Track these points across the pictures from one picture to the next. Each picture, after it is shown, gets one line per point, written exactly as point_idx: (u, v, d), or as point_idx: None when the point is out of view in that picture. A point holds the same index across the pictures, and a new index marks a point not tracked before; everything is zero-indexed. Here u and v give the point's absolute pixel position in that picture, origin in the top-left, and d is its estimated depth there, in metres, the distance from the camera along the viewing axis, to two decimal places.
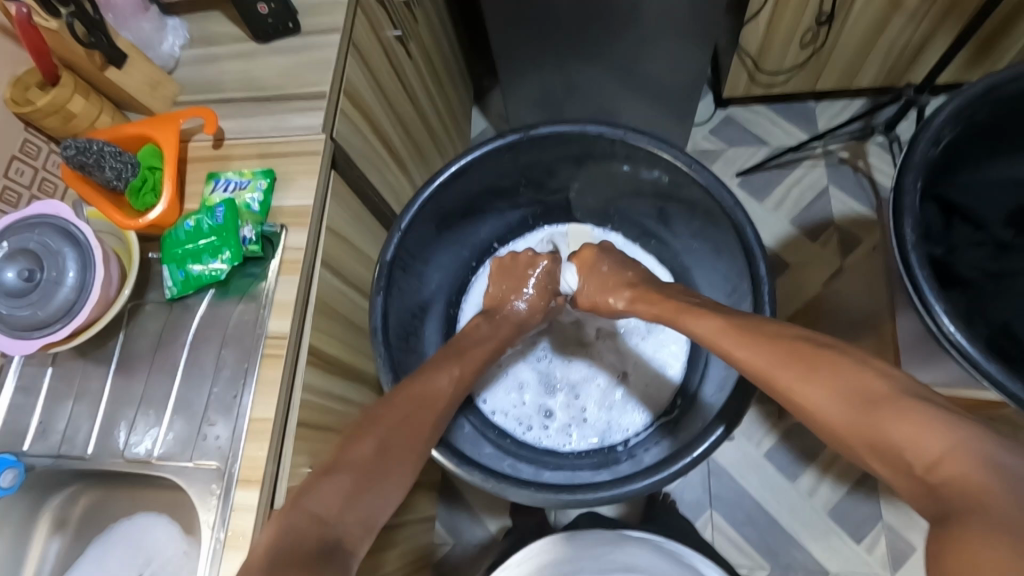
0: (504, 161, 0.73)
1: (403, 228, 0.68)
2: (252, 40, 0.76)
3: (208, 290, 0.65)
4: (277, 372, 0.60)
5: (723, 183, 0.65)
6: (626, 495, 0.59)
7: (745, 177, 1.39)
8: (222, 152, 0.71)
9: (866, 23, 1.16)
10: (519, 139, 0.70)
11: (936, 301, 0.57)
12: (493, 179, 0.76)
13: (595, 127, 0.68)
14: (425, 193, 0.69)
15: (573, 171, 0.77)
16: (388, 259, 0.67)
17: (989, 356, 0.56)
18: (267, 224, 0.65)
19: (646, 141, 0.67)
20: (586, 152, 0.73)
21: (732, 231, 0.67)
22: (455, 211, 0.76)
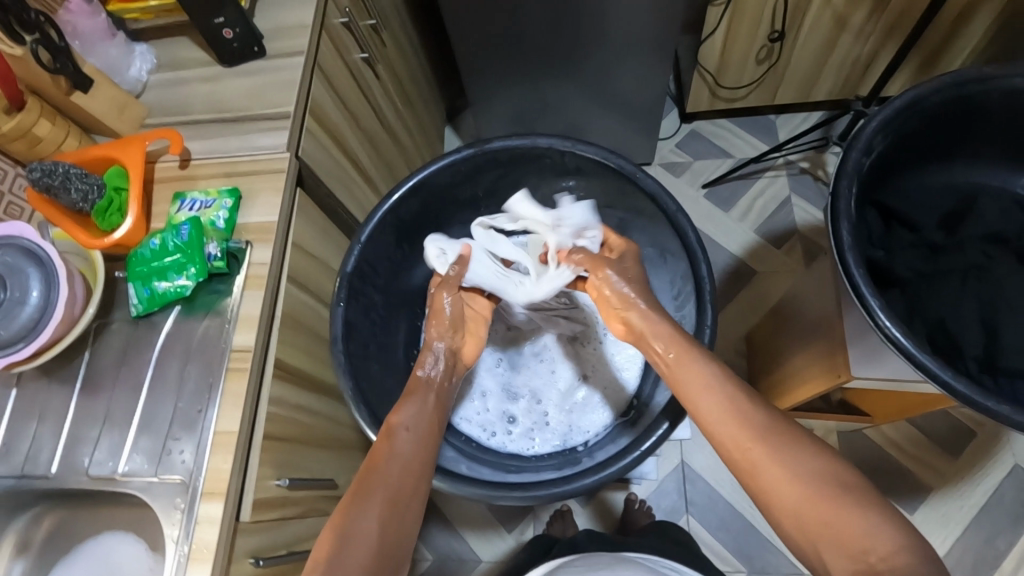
0: (463, 176, 0.76)
1: (363, 241, 0.71)
2: (217, 64, 0.79)
3: (174, 306, 0.66)
4: (242, 385, 0.60)
5: (666, 190, 0.69)
6: (576, 490, 0.62)
7: (711, 189, 1.44)
8: (189, 172, 0.72)
9: (816, 40, 1.22)
10: (475, 153, 0.73)
11: (875, 300, 0.60)
12: (453, 194, 0.79)
13: (545, 140, 0.72)
14: (384, 207, 0.71)
15: (532, 184, 0.81)
16: (349, 271, 0.70)
17: (924, 350, 0.58)
18: (233, 240, 0.67)
19: (594, 152, 0.71)
20: (541, 166, 0.77)
21: (677, 237, 0.71)
22: (417, 224, 0.79)
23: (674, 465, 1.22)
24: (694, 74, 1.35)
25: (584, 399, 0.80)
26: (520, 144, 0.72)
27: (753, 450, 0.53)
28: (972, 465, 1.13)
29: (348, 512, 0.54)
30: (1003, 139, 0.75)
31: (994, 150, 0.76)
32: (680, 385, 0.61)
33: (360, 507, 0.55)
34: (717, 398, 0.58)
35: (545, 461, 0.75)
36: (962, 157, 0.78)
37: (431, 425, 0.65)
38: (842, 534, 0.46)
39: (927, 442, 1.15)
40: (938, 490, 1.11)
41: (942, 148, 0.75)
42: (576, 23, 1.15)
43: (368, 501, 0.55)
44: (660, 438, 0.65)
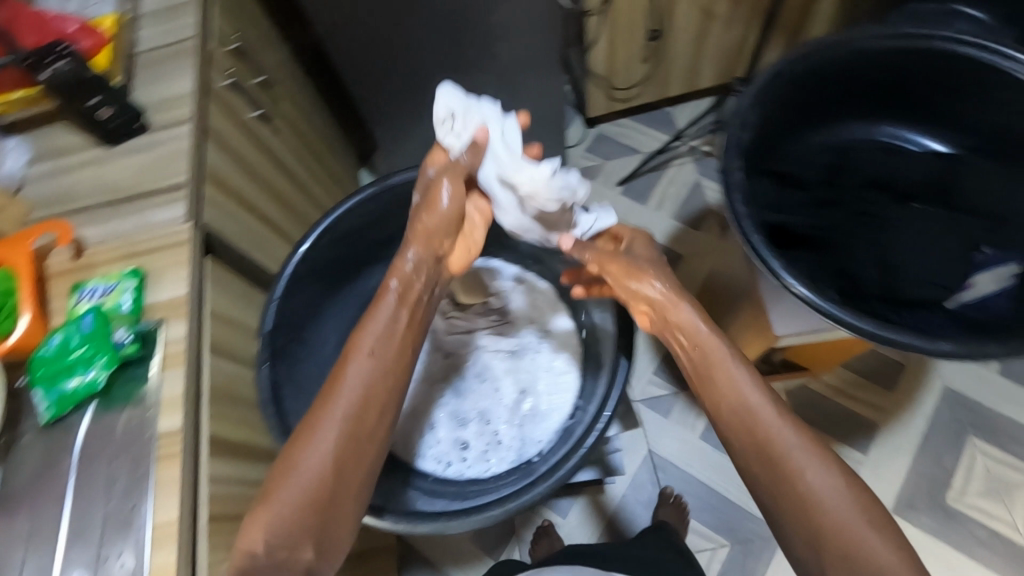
0: (370, 215, 0.76)
1: (278, 297, 0.69)
2: (99, 145, 0.76)
3: (89, 403, 0.62)
4: (177, 470, 0.58)
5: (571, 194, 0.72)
6: (533, 498, 0.65)
7: (626, 185, 1.49)
8: (84, 260, 0.69)
9: (690, 33, 1.30)
10: (378, 190, 0.74)
11: (779, 263, 0.64)
12: (364, 234, 0.78)
13: (445, 166, 0.72)
14: (292, 262, 0.69)
15: None
16: (269, 329, 0.68)
17: (833, 300, 0.63)
18: (142, 322, 0.64)
19: (494, 169, 0.72)
20: None
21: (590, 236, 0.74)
22: (332, 270, 0.77)
23: (643, 456, 1.24)
24: (587, 81, 1.42)
25: (531, 410, 0.81)
26: (419, 173, 0.72)
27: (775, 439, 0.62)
28: (908, 396, 1.20)
29: (297, 446, 0.61)
30: (858, 93, 0.82)
31: (854, 104, 0.84)
32: (709, 386, 0.66)
33: (320, 435, 0.61)
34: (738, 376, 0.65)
35: (504, 479, 0.75)
36: (831, 115, 0.85)
37: (377, 381, 0.64)
38: (858, 554, 0.56)
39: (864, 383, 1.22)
40: (884, 425, 1.18)
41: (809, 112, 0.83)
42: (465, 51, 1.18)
43: (317, 436, 0.61)
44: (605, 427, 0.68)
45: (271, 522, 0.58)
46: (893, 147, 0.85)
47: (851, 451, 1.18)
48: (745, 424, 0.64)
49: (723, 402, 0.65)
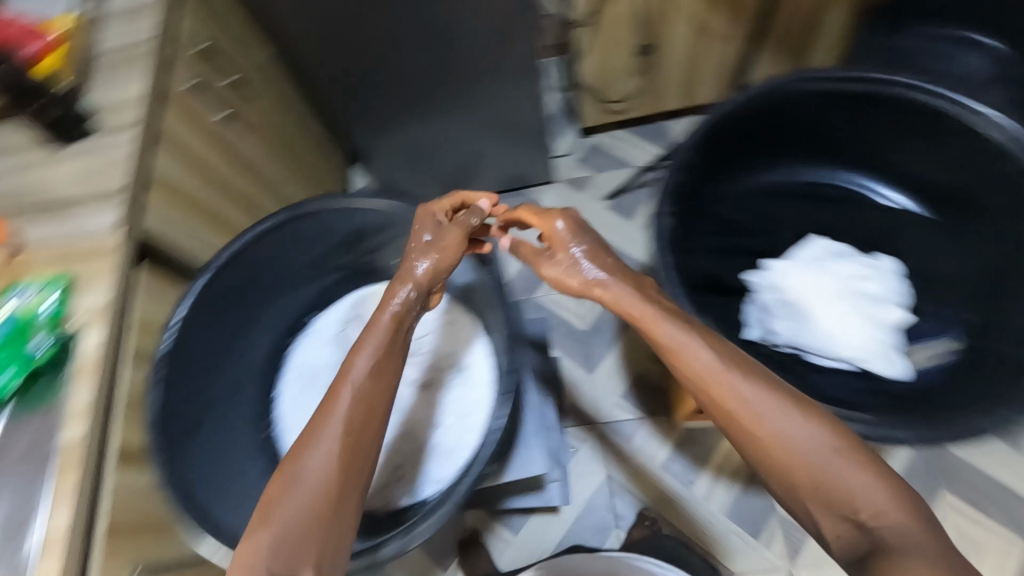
0: (278, 241, 0.77)
1: (179, 319, 0.69)
2: (39, 144, 0.75)
3: (6, 405, 0.63)
4: (71, 485, 0.58)
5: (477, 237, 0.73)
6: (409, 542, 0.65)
7: (614, 201, 1.46)
8: (17, 263, 0.70)
9: (683, 49, 1.24)
10: (287, 218, 0.75)
11: (697, 332, 0.70)
12: (274, 258, 0.79)
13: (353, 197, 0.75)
14: (197, 285, 0.70)
15: (352, 240, 0.82)
16: (165, 352, 0.67)
17: (744, 360, 0.70)
18: (63, 329, 0.65)
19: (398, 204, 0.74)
20: (358, 221, 0.79)
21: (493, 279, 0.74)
22: (243, 293, 0.78)
23: (601, 481, 1.22)
24: (579, 92, 1.37)
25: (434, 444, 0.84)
26: (325, 201, 0.74)
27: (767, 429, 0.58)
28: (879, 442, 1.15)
29: (301, 455, 0.58)
30: (782, 138, 0.96)
31: (791, 149, 0.98)
32: (726, 413, 0.60)
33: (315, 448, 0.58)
34: (724, 368, 0.62)
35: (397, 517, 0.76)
36: (762, 158, 0.99)
37: (387, 357, 0.65)
38: (895, 546, 0.51)
39: None
40: None
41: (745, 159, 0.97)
42: (445, 55, 1.13)
43: (323, 447, 0.58)
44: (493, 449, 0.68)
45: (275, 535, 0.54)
46: (816, 190, 1.00)
47: None
48: (742, 401, 0.60)
49: (701, 389, 0.62)
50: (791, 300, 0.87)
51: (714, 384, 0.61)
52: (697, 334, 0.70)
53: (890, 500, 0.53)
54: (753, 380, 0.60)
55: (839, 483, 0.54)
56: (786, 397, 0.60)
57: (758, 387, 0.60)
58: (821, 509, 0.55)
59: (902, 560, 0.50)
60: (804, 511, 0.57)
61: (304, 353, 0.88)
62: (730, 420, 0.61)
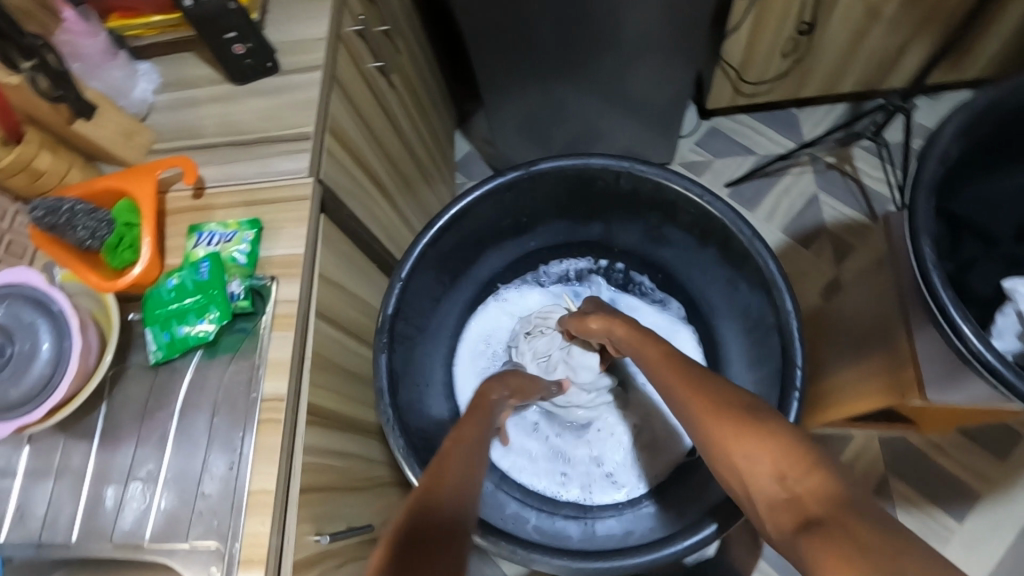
0: (505, 200, 0.75)
1: (403, 280, 0.70)
2: (228, 81, 0.73)
3: (196, 350, 0.61)
4: (277, 438, 0.56)
5: (736, 214, 0.68)
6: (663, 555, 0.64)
7: (735, 188, 1.39)
8: (203, 202, 0.67)
9: (844, 32, 1.16)
10: (521, 176, 0.72)
11: (964, 319, 0.55)
12: (494, 220, 0.77)
13: (598, 160, 0.71)
14: (424, 239, 0.70)
15: (573, 204, 0.79)
16: (389, 315, 0.68)
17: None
18: (256, 276, 0.62)
19: (655, 173, 0.70)
20: (592, 187, 0.76)
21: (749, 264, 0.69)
22: (454, 252, 0.77)
23: None
24: (716, 71, 1.29)
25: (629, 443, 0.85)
26: (564, 164, 0.71)
27: (714, 414, 0.50)
28: (1022, 470, 1.07)
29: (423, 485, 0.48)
30: None
31: None
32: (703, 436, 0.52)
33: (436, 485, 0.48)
34: (689, 375, 0.55)
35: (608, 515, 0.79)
36: None
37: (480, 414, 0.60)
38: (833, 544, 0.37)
39: (975, 446, 1.10)
40: (982, 496, 1.07)
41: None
42: (597, 19, 1.06)
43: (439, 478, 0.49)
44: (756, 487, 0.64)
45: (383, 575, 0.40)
46: None
47: (944, 518, 1.06)
48: (698, 429, 0.51)
49: (687, 415, 0.53)
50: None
51: (691, 390, 0.53)
52: (969, 330, 0.55)
53: (794, 441, 0.44)
54: (693, 389, 0.53)
55: (750, 454, 0.45)
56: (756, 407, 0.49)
57: (726, 396, 0.51)
58: (752, 475, 0.45)
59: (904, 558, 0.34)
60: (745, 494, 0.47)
61: (484, 320, 0.87)
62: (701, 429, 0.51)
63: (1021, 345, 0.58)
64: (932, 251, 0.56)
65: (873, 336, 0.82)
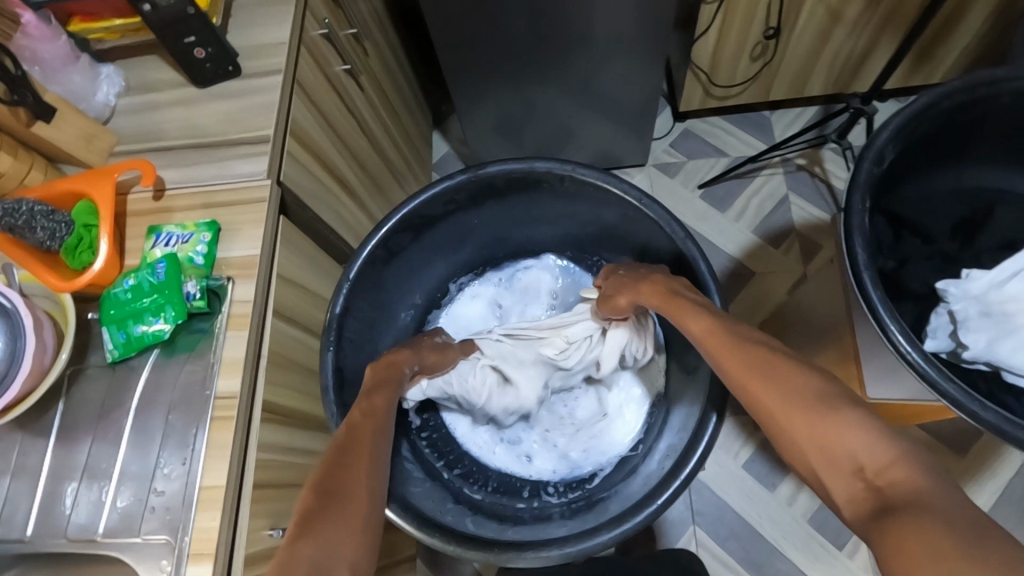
0: (455, 202, 0.76)
1: (351, 279, 0.71)
2: (190, 85, 0.74)
3: (153, 350, 0.62)
4: (229, 435, 0.57)
5: (672, 217, 0.69)
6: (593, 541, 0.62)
7: (706, 190, 1.41)
8: (163, 204, 0.68)
9: (809, 36, 1.18)
10: (468, 179, 0.74)
11: (891, 319, 0.57)
12: (447, 219, 0.79)
13: (542, 163, 0.72)
14: (373, 239, 0.72)
15: (524, 206, 0.81)
16: (336, 313, 0.70)
17: (948, 375, 0.55)
18: (213, 277, 0.63)
19: (593, 175, 0.71)
20: (540, 189, 0.77)
21: (687, 266, 0.71)
22: (406, 255, 0.79)
23: None
24: (687, 73, 1.31)
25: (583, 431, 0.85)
26: (513, 167, 0.72)
27: (795, 402, 0.49)
28: (980, 465, 1.10)
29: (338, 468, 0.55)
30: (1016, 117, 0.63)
31: (1004, 145, 0.67)
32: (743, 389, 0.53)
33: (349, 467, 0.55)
34: (756, 360, 0.53)
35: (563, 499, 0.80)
36: (979, 160, 0.69)
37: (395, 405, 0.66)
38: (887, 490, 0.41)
39: (935, 441, 1.12)
40: None
41: (987, 142, 0.66)
42: (564, 22, 1.08)
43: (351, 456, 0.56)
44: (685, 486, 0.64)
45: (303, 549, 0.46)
46: None
47: None
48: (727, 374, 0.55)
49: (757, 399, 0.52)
50: (1006, 310, 0.57)
51: (763, 374, 0.52)
52: (897, 331, 0.57)
53: (882, 438, 0.44)
54: (767, 377, 0.51)
55: (837, 445, 0.45)
56: (834, 398, 0.48)
57: (811, 385, 0.49)
58: (825, 466, 0.45)
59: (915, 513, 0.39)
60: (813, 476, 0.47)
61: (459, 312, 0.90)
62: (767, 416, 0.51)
63: (952, 344, 0.60)
64: (864, 253, 0.58)
65: (824, 334, 0.85)
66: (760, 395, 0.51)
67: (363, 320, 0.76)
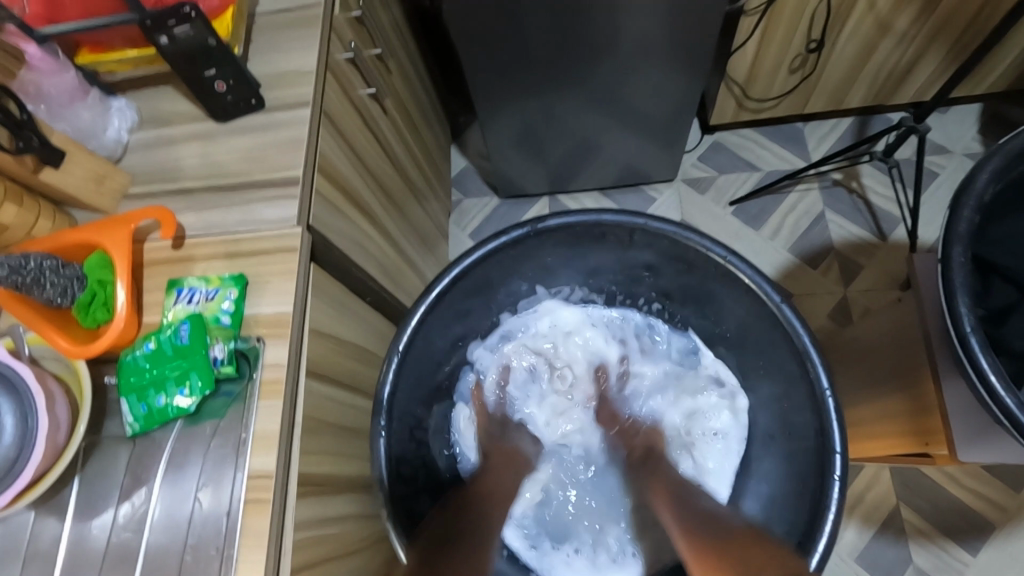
0: (507, 254, 0.70)
1: (401, 350, 0.65)
2: (209, 118, 0.68)
3: (176, 420, 0.57)
4: (266, 519, 0.52)
5: (764, 276, 0.64)
6: None
7: (740, 207, 1.35)
8: (183, 253, 0.62)
9: (853, 48, 1.12)
10: (526, 233, 0.68)
11: (1006, 390, 0.52)
12: (496, 271, 0.72)
13: (611, 215, 0.67)
14: (422, 306, 0.66)
15: (579, 256, 0.75)
16: (387, 396, 0.64)
17: None
18: (240, 337, 0.57)
19: (671, 229, 0.66)
20: (599, 241, 0.71)
21: (775, 326, 0.66)
22: (454, 315, 0.72)
23: None
24: (720, 86, 1.25)
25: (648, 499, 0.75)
26: (581, 219, 0.67)
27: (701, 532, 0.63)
28: None
29: None
30: None
31: None
32: None
33: None
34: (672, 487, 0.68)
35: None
36: None
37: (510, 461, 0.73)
38: None
39: (988, 475, 1.07)
40: (998, 526, 1.04)
41: None
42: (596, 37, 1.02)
43: None
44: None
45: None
46: None
47: (958, 550, 1.04)
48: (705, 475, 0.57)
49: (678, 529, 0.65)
50: None
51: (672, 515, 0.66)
52: (1008, 398, 0.52)
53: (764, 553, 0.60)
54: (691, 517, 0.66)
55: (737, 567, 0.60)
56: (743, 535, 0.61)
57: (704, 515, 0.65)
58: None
59: None
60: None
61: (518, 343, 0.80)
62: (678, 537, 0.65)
63: None
64: (969, 310, 0.53)
65: (891, 380, 0.79)
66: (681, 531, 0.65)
67: (416, 383, 0.69)
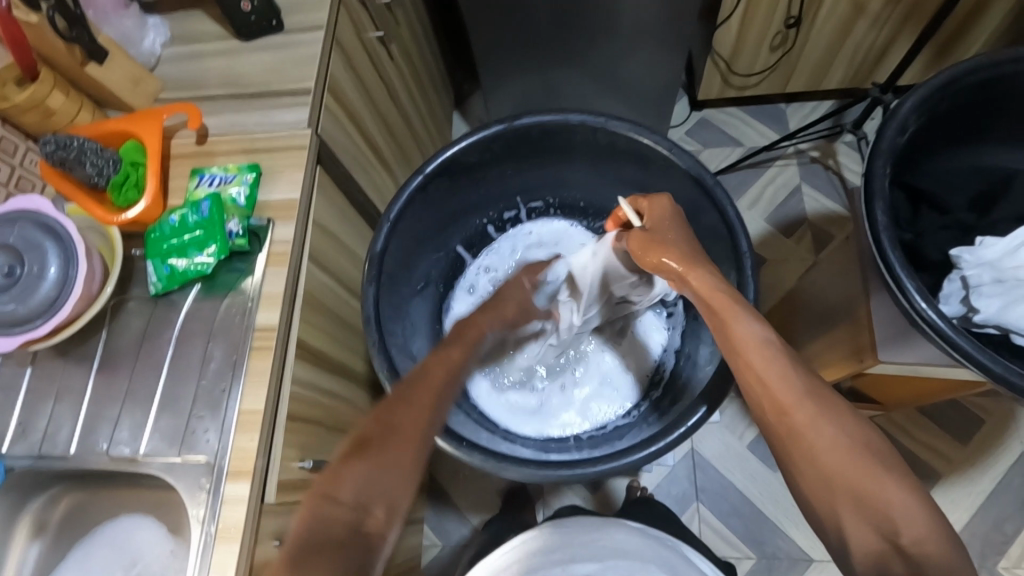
0: (487, 153, 0.77)
1: (392, 220, 0.72)
2: (235, 38, 0.76)
3: (194, 285, 0.65)
4: (267, 364, 0.60)
5: (702, 165, 0.71)
6: (625, 466, 0.63)
7: (722, 176, 1.42)
8: (206, 148, 0.70)
9: (831, 27, 1.20)
10: (504, 130, 0.75)
11: (908, 277, 0.59)
12: (478, 170, 0.80)
13: (577, 116, 0.74)
14: (411, 186, 0.73)
15: (555, 165, 0.83)
16: (378, 252, 0.71)
17: (959, 330, 0.58)
18: (254, 218, 0.65)
19: (628, 128, 0.73)
20: (570, 145, 0.79)
21: (713, 212, 0.73)
22: (439, 202, 0.80)
23: (684, 451, 1.12)
24: (707, 61, 1.34)
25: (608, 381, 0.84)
26: (552, 119, 0.74)
27: (847, 467, 0.48)
28: (980, 452, 1.12)
29: (397, 405, 0.54)
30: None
31: (1011, 124, 0.70)
32: (791, 427, 0.51)
33: (410, 406, 0.54)
34: (796, 399, 0.51)
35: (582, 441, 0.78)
36: (992, 140, 0.72)
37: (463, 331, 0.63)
38: (881, 504, 0.46)
39: (934, 428, 1.14)
40: (945, 475, 1.11)
41: (996, 121, 0.70)
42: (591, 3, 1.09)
43: (416, 400, 0.54)
44: (659, 453, 0.64)
45: (315, 524, 0.47)
46: None
47: None
48: (777, 412, 0.52)
49: (807, 455, 0.50)
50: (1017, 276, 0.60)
51: (798, 437, 0.50)
52: (914, 289, 0.59)
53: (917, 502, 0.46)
54: (856, 455, 0.49)
55: (879, 501, 0.46)
56: (883, 453, 0.49)
57: (855, 435, 0.50)
58: (856, 517, 0.47)
59: (891, 507, 0.46)
60: (838, 537, 0.48)
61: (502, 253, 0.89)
62: (825, 493, 0.49)
63: (963, 309, 0.63)
64: (884, 216, 0.61)
65: (836, 311, 0.87)
66: (820, 458, 0.49)
67: (400, 265, 0.77)
